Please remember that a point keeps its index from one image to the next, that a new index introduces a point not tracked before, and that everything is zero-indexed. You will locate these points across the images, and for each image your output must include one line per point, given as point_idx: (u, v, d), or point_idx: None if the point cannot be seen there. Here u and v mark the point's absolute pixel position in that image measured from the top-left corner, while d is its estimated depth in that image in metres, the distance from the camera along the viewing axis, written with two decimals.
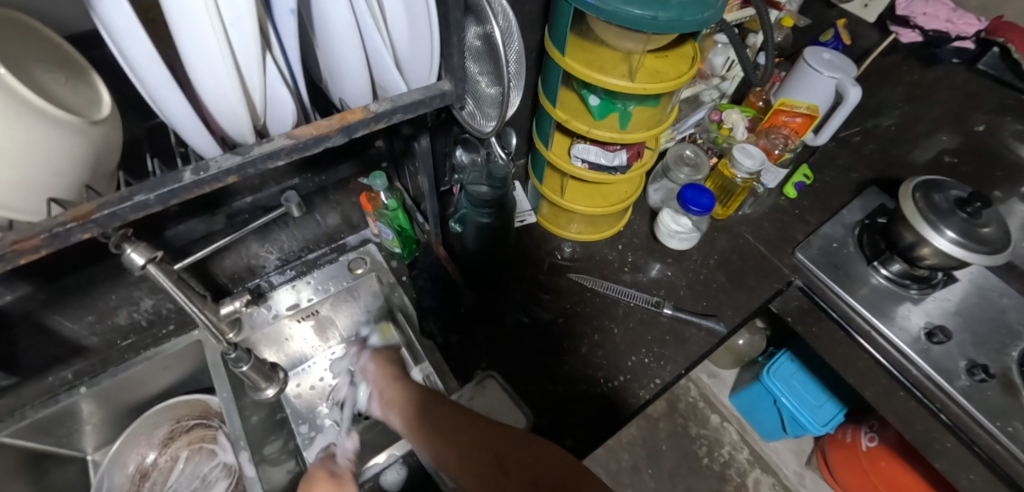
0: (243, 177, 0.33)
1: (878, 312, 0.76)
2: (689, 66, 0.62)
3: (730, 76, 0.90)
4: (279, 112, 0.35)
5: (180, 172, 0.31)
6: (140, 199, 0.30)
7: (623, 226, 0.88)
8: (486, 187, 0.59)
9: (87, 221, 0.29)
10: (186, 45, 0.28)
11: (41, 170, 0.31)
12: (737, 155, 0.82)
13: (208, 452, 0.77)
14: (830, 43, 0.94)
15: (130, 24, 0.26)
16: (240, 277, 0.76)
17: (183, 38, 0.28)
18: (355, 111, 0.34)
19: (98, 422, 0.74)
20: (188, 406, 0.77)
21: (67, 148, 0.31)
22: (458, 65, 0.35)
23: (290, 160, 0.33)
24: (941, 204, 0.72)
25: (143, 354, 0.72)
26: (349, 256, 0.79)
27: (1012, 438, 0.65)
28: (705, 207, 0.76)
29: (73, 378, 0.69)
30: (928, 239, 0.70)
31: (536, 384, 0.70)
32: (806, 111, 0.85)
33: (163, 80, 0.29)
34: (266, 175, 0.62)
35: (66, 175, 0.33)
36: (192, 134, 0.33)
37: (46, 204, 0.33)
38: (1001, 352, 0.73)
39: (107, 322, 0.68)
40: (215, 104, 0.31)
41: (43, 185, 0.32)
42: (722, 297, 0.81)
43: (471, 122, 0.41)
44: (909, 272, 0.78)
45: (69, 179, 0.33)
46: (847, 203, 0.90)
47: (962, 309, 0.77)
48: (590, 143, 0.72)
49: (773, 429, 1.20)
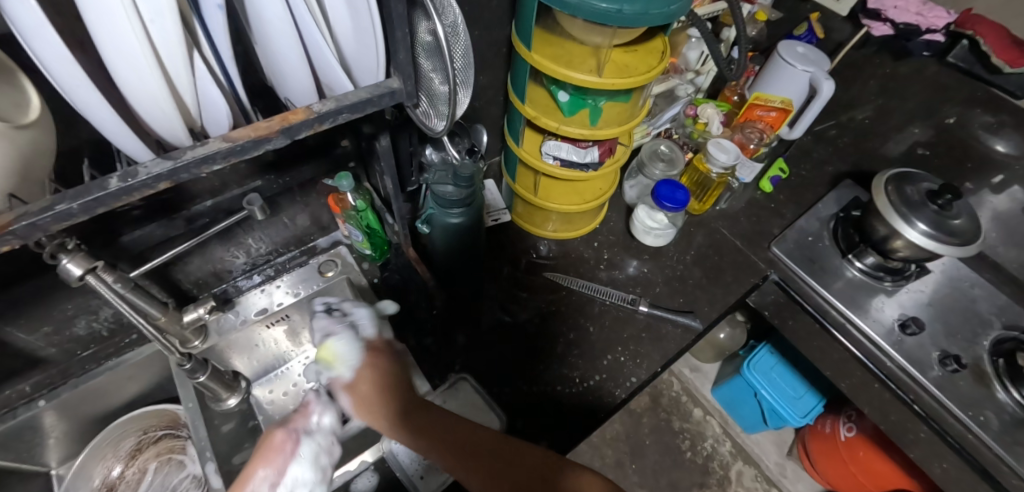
0: (177, 183, 0.31)
1: (852, 305, 0.77)
2: (658, 60, 0.61)
3: (705, 70, 0.89)
4: (215, 113, 0.33)
5: (107, 179, 0.29)
6: (62, 209, 0.28)
7: (598, 223, 0.87)
8: (452, 186, 0.58)
9: (5, 233, 0.27)
10: (105, 46, 0.27)
11: None
12: (712, 149, 0.82)
13: (177, 463, 0.76)
14: (804, 36, 0.95)
15: (36, 22, 0.24)
16: (205, 282, 0.74)
17: (99, 37, 0.26)
18: (296, 111, 0.32)
19: (60, 435, 0.71)
20: (157, 416, 0.75)
21: None
22: (405, 62, 0.33)
23: (228, 164, 0.32)
24: (913, 196, 0.72)
25: (105, 365, 0.69)
26: (318, 259, 0.77)
27: (983, 427, 0.66)
28: (680, 202, 0.76)
29: (32, 390, 0.66)
30: (901, 232, 0.70)
31: (510, 384, 0.69)
32: (781, 105, 0.85)
33: (82, 81, 0.27)
34: (227, 176, 0.60)
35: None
36: (122, 137, 0.32)
37: None
38: (972, 342, 0.73)
39: (65, 332, 0.65)
40: (142, 106, 0.30)
41: None
42: (698, 293, 0.81)
43: (425, 121, 0.41)
44: (883, 264, 0.78)
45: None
46: (822, 196, 0.90)
47: (935, 300, 0.78)
48: (562, 139, 0.71)
49: (754, 421, 1.21)
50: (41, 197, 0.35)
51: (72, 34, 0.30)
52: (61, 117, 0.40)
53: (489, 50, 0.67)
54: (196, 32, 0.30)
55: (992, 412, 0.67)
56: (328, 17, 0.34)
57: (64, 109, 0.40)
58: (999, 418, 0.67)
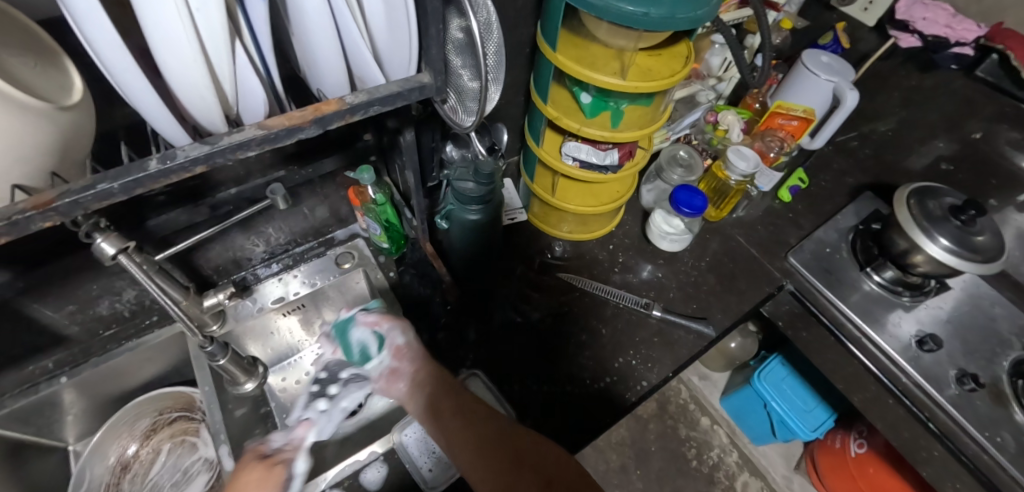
0: (212, 167, 0.32)
1: (868, 318, 0.76)
2: (682, 64, 0.61)
3: (727, 76, 0.89)
4: (251, 101, 0.34)
5: (146, 161, 0.30)
6: (103, 188, 0.29)
7: (614, 226, 0.87)
8: (472, 183, 0.59)
9: (48, 210, 0.28)
10: (152, 33, 0.27)
11: (5, 158, 0.29)
12: (731, 156, 0.82)
13: (189, 446, 0.76)
14: (829, 46, 0.94)
15: (89, 8, 0.25)
16: (225, 269, 0.75)
17: (147, 23, 0.27)
18: (329, 102, 0.33)
19: (79, 412, 0.73)
20: (172, 398, 0.76)
21: (37, 135, 0.30)
22: (437, 58, 0.34)
23: (262, 151, 0.32)
24: (935, 211, 0.71)
25: (126, 345, 0.71)
26: (336, 250, 0.78)
27: (1000, 448, 0.65)
28: (697, 208, 0.76)
29: (55, 367, 0.68)
30: (921, 246, 0.69)
31: (521, 383, 0.70)
32: (803, 114, 0.85)
33: (129, 65, 0.28)
34: (252, 165, 0.61)
35: (27, 161, 0.30)
36: (162, 121, 0.32)
37: (9, 190, 0.31)
38: (991, 361, 0.72)
39: (89, 311, 0.66)
40: (183, 92, 0.31)
41: (7, 172, 0.30)
42: (712, 300, 0.81)
43: (453, 117, 0.42)
44: (901, 279, 0.77)
45: (29, 168, 0.31)
46: (842, 208, 0.89)
47: (954, 317, 0.76)
48: (581, 141, 0.71)
49: (762, 432, 1.20)
50: (79, 177, 0.36)
51: (120, 20, 0.31)
52: (101, 101, 0.42)
53: (512, 50, 0.67)
54: (238, 22, 0.31)
55: (1008, 433, 0.66)
56: (363, 11, 0.35)
57: (104, 93, 0.42)
58: (1016, 440, 0.66)
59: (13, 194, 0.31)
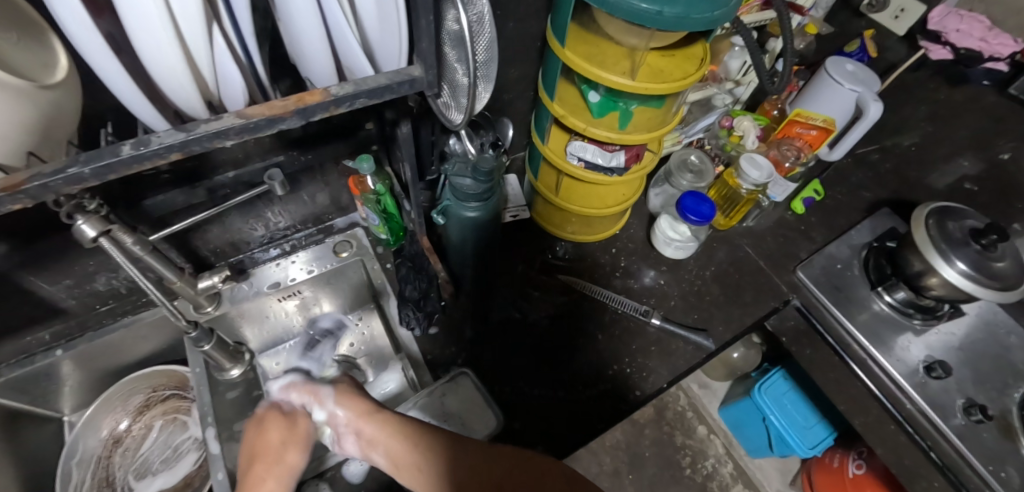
0: (188, 155, 0.31)
1: (875, 340, 0.73)
2: (696, 67, 0.59)
3: (746, 81, 0.85)
4: (232, 86, 0.33)
5: (120, 146, 0.29)
6: (74, 172, 0.28)
7: (618, 229, 0.85)
8: (470, 180, 0.57)
9: (17, 192, 0.27)
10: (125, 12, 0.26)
11: None
12: (744, 165, 0.79)
13: (180, 424, 0.77)
14: (855, 53, 0.90)
15: None
16: (223, 252, 0.75)
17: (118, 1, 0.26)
18: (313, 92, 0.31)
19: (75, 384, 0.74)
20: (164, 376, 0.77)
21: (12, 112, 0.29)
22: (428, 50, 0.32)
23: (240, 141, 0.31)
24: (955, 233, 0.68)
25: (121, 321, 0.71)
26: (334, 238, 0.77)
27: (1003, 484, 0.63)
28: (705, 217, 0.73)
29: (51, 339, 0.69)
30: (937, 269, 0.66)
31: (511, 385, 0.69)
32: (822, 123, 0.82)
33: (104, 47, 0.27)
34: (250, 150, 0.60)
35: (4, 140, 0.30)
36: (139, 104, 0.31)
37: None
38: (1002, 393, 0.69)
39: (86, 286, 0.67)
40: (159, 75, 0.29)
41: None
42: (714, 311, 0.78)
43: (445, 112, 0.40)
44: (914, 301, 0.74)
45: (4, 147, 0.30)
46: (857, 223, 0.86)
47: (966, 345, 0.73)
48: (588, 141, 0.69)
49: (760, 446, 1.18)
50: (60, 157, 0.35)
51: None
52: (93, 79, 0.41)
53: (521, 43, 0.65)
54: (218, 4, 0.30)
55: (1014, 468, 0.64)
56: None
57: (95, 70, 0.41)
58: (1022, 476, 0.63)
59: None
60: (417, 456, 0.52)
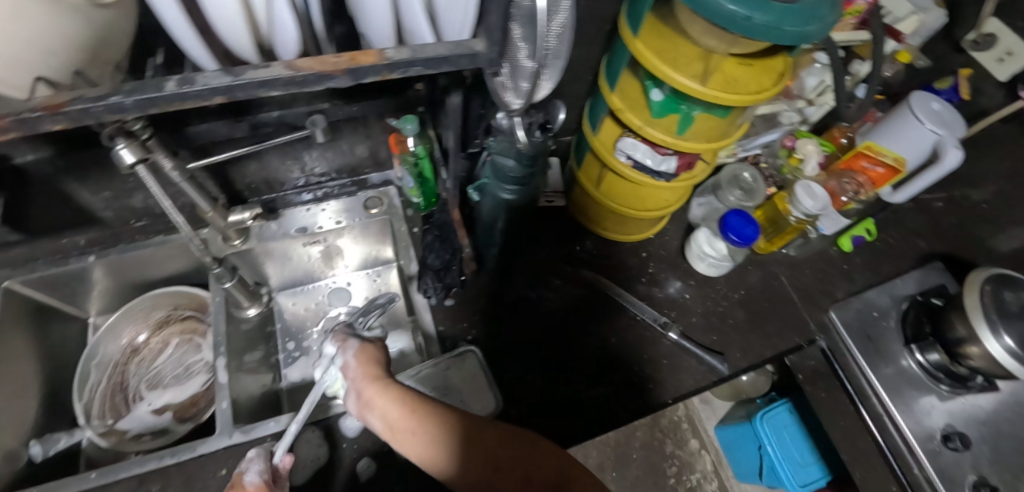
0: (231, 100, 0.30)
1: (896, 397, 0.70)
2: (773, 82, 0.55)
3: (820, 102, 0.80)
4: (285, 34, 0.31)
5: (164, 80, 0.28)
6: (115, 100, 0.27)
7: (653, 233, 0.82)
8: (513, 162, 0.55)
9: (57, 112, 0.27)
10: None
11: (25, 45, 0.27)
12: (799, 192, 0.75)
13: (195, 345, 0.79)
14: (947, 92, 0.83)
15: None
16: (257, 188, 0.76)
17: None
18: (368, 53, 0.30)
19: (102, 290, 0.77)
20: (187, 297, 0.79)
21: (63, 29, 0.28)
22: (495, 26, 0.30)
23: (286, 93, 0.30)
24: (1012, 306, 0.62)
25: (151, 239, 0.73)
26: (367, 193, 0.77)
27: None
28: (746, 239, 0.70)
29: (85, 245, 0.71)
30: (981, 339, 0.62)
31: (516, 371, 0.69)
32: (892, 162, 0.75)
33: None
34: (298, 93, 0.59)
35: (54, 56, 0.29)
36: (189, 39, 0.30)
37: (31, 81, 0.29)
38: (1019, 479, 0.65)
39: (123, 201, 0.68)
40: (214, 12, 0.28)
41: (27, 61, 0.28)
42: (734, 336, 0.76)
43: (500, 93, 0.38)
44: (947, 366, 0.70)
45: (54, 65, 0.29)
46: (904, 273, 0.81)
47: (993, 422, 0.69)
48: (641, 139, 0.66)
49: (748, 471, 1.17)
50: (105, 79, 0.34)
51: None
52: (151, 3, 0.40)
53: (590, 25, 0.62)
54: None
55: None
56: None
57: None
58: None
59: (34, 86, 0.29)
60: (422, 425, 0.47)
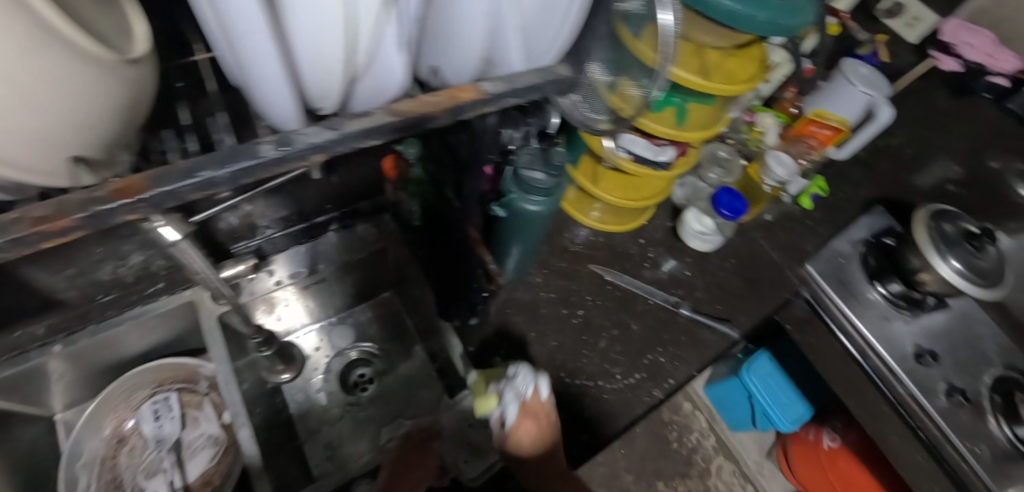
0: (330, 156, 0.28)
1: (879, 333, 0.76)
2: (757, 69, 0.59)
3: (773, 79, 0.86)
4: (379, 82, 0.29)
5: (259, 145, 0.26)
6: (208, 176, 0.25)
7: (645, 220, 0.85)
8: (540, 173, 0.54)
9: (139, 199, 0.24)
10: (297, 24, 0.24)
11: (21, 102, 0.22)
12: (770, 161, 0.82)
13: (192, 420, 0.72)
14: (868, 57, 0.92)
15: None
16: (239, 235, 0.69)
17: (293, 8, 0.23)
18: (465, 89, 0.29)
19: (68, 382, 0.67)
20: (173, 369, 0.72)
21: (97, 92, 0.25)
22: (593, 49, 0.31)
23: (386, 140, 0.29)
24: (951, 234, 0.73)
25: (128, 313, 0.65)
26: (360, 224, 0.73)
27: (979, 459, 0.68)
28: (737, 211, 0.76)
29: (45, 333, 0.62)
30: (934, 265, 0.71)
31: (553, 375, 0.69)
32: (838, 124, 0.83)
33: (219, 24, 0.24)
34: None
35: (92, 126, 0.27)
36: (271, 97, 0.27)
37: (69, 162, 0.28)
38: (976, 377, 0.73)
39: (89, 275, 0.60)
40: (304, 62, 0.26)
41: (59, 141, 0.26)
42: (736, 302, 0.80)
43: (573, 115, 0.35)
44: (907, 294, 0.77)
45: (95, 129, 0.27)
46: (855, 219, 0.88)
47: (946, 333, 0.77)
48: (637, 134, 0.68)
49: (742, 421, 1.26)
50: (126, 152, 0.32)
51: None
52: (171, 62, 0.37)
53: None
54: None
55: (986, 445, 0.69)
56: None
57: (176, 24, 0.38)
58: (992, 452, 0.69)
59: (75, 168, 0.28)
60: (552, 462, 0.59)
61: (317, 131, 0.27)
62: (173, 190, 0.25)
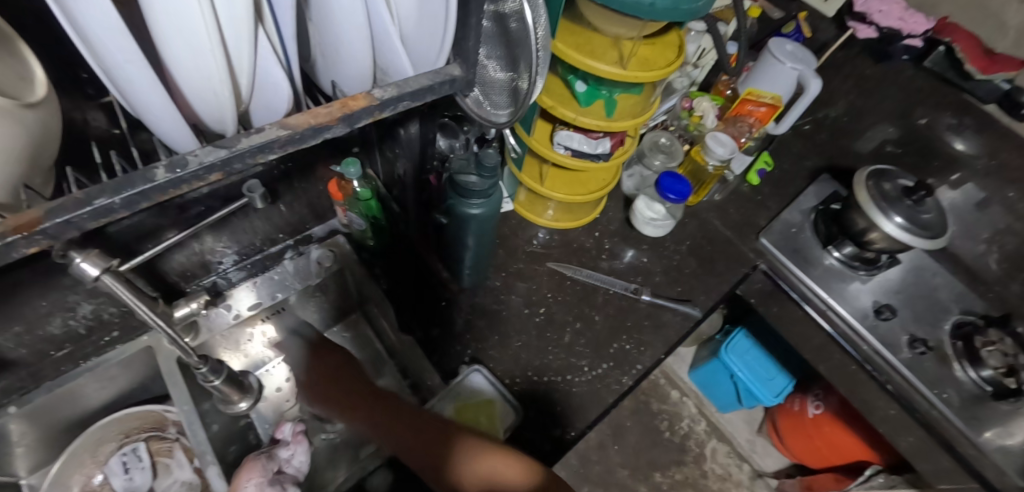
0: (228, 174, 0.29)
1: (831, 291, 0.79)
2: (676, 54, 0.61)
3: (702, 63, 0.89)
4: (271, 95, 0.33)
5: (152, 170, 0.27)
6: (103, 203, 0.26)
7: (598, 213, 0.87)
8: (475, 176, 0.55)
9: (33, 232, 0.24)
10: (171, 48, 0.27)
11: None
12: (710, 142, 0.83)
13: (163, 467, 0.71)
14: (792, 35, 0.96)
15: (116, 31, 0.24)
16: (192, 274, 0.69)
17: (166, 33, 0.26)
18: (357, 97, 0.30)
19: (30, 443, 0.66)
20: (138, 419, 0.71)
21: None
22: (473, 49, 0.33)
23: (284, 153, 0.30)
24: (890, 192, 0.75)
25: (83, 366, 0.63)
26: (313, 249, 0.74)
27: (946, 404, 0.70)
28: (682, 194, 0.78)
29: None
30: (878, 224, 0.73)
31: (521, 375, 0.69)
32: (771, 101, 0.85)
33: (98, 64, 0.27)
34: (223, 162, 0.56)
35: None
36: (163, 119, 0.30)
37: None
38: (935, 326, 0.77)
39: (37, 331, 0.58)
40: (190, 85, 0.29)
41: None
42: (695, 282, 0.82)
43: (478, 111, 0.41)
44: (859, 254, 0.80)
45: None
46: (803, 190, 0.92)
47: (902, 288, 0.80)
48: (573, 129, 0.70)
49: (728, 401, 1.27)
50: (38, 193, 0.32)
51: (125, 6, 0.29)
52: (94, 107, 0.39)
53: None
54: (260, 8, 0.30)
55: (952, 390, 0.71)
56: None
57: (95, 73, 0.39)
58: (959, 395, 0.71)
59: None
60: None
61: (209, 151, 0.28)
62: (67, 221, 0.25)
